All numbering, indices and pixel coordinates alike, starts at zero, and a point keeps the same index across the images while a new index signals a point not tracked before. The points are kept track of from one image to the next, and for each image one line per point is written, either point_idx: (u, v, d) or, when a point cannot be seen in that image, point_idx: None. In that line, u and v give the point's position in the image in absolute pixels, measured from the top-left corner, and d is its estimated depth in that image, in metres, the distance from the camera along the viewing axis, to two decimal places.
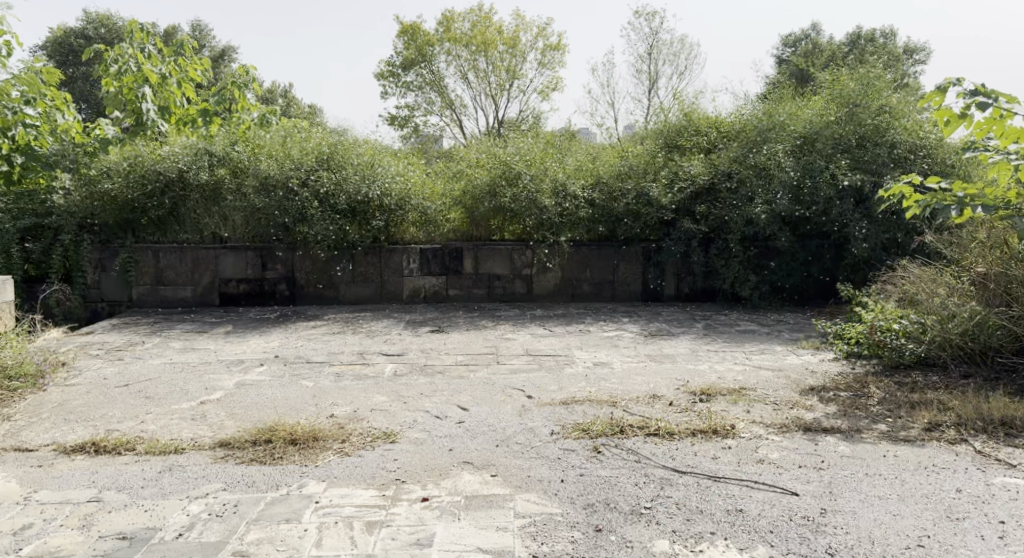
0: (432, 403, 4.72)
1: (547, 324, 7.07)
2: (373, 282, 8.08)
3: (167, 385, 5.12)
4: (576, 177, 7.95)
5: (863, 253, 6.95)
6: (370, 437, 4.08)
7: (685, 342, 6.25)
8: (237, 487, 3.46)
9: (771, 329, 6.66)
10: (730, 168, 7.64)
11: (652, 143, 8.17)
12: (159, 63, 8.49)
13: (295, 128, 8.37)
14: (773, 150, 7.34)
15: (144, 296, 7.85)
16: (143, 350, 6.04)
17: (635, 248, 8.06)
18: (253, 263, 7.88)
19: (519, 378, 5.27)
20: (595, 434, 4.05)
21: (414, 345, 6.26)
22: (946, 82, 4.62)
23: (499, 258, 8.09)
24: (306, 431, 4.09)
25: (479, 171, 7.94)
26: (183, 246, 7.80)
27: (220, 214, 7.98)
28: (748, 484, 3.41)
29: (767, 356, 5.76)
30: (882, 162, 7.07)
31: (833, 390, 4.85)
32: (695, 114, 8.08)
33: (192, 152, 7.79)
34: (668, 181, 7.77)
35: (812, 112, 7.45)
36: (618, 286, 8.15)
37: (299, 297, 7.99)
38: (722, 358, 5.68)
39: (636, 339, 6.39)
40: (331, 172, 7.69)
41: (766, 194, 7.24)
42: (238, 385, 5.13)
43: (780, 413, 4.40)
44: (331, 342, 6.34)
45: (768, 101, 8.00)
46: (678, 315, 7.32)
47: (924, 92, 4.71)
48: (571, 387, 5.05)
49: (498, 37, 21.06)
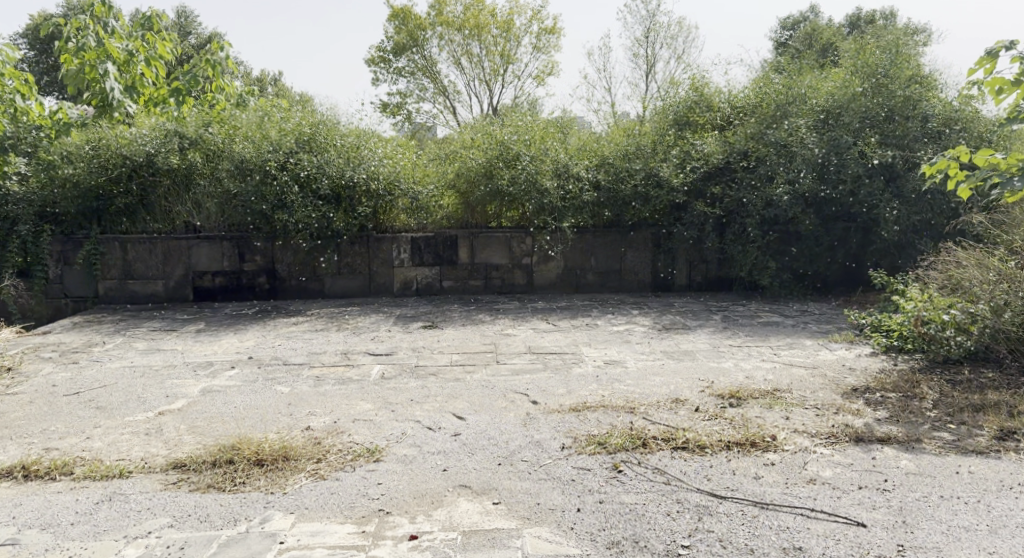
0: (424, 412, 4.12)
1: (551, 318, 6.48)
2: (361, 274, 7.46)
3: (123, 393, 4.50)
4: (579, 158, 7.37)
5: (894, 237, 6.38)
6: (350, 455, 3.49)
7: (704, 336, 5.66)
8: (187, 523, 2.87)
9: (796, 321, 6.09)
10: (746, 146, 7.01)
11: (660, 121, 7.56)
12: (125, 38, 7.70)
13: (274, 106, 7.68)
14: (793, 126, 6.78)
15: (111, 292, 7.23)
16: (102, 352, 5.41)
17: (643, 235, 7.48)
18: (229, 254, 7.26)
19: (522, 380, 4.68)
20: (613, 449, 3.47)
21: (404, 343, 5.66)
22: (997, 46, 4.03)
23: (497, 246, 7.49)
24: (275, 449, 3.49)
25: (475, 152, 7.32)
26: (153, 237, 7.16)
27: (193, 201, 7.33)
28: (803, 513, 2.84)
29: (797, 351, 5.18)
30: (914, 137, 6.47)
31: (878, 392, 4.28)
32: (706, 89, 7.48)
33: (161, 134, 7.18)
34: (679, 161, 7.20)
35: (835, 84, 6.85)
36: (625, 276, 7.58)
37: (281, 291, 7.39)
38: (748, 355, 5.10)
39: (650, 334, 5.80)
40: (313, 154, 7.09)
41: (788, 173, 6.64)
42: (204, 392, 4.53)
43: (824, 420, 3.83)
44: (313, 340, 5.73)
45: (786, 75, 7.39)
46: (692, 307, 6.75)
47: (971, 61, 4.10)
48: (581, 390, 4.46)
49: (492, 21, 20.33)
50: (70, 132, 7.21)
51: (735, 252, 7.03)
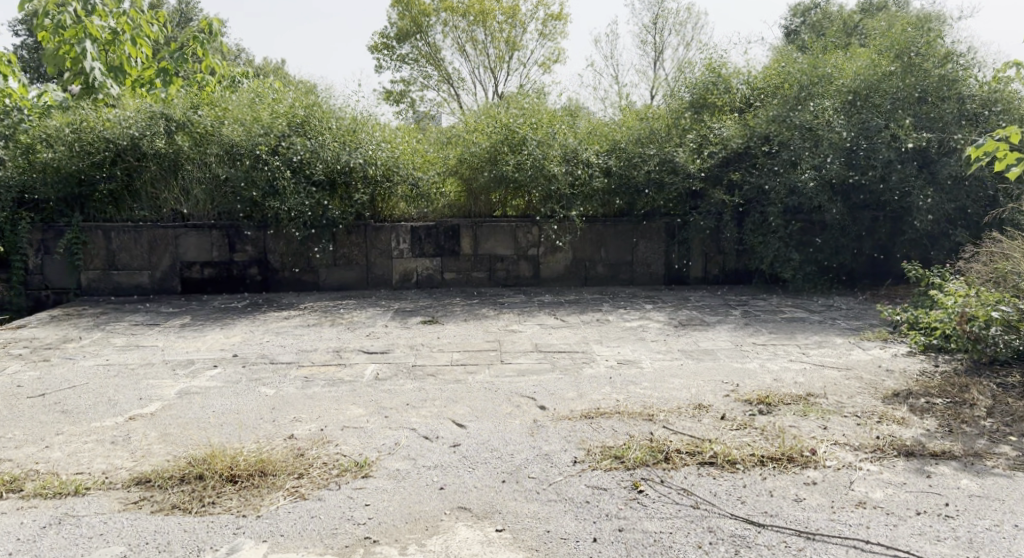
0: (420, 418, 3.73)
1: (559, 313, 6.07)
2: (358, 265, 7.07)
3: (92, 395, 4.11)
4: (588, 143, 6.95)
5: (927, 227, 5.95)
6: (336, 470, 3.10)
7: (725, 333, 5.25)
8: (144, 554, 2.49)
9: (823, 317, 5.68)
10: (767, 129, 6.56)
11: (675, 103, 7.13)
12: (108, 16, 7.29)
13: (266, 87, 7.26)
14: (819, 107, 6.37)
15: (94, 283, 6.84)
16: (76, 348, 5.03)
17: (656, 224, 7.06)
18: (218, 244, 6.88)
19: (529, 382, 4.29)
20: (631, 464, 3.08)
21: (401, 340, 5.26)
22: None
23: (501, 236, 7.08)
24: (251, 463, 3.10)
25: (478, 137, 6.89)
26: (138, 225, 6.77)
27: (182, 187, 6.93)
28: (855, 546, 2.44)
29: (828, 351, 4.77)
30: (950, 119, 6.02)
31: (923, 397, 3.87)
32: (724, 69, 7.04)
33: (146, 116, 6.78)
34: (695, 146, 6.78)
35: (863, 63, 6.40)
36: (637, 267, 7.17)
37: (273, 283, 7.01)
38: (774, 355, 4.69)
39: (666, 330, 5.39)
40: (307, 137, 6.69)
41: (813, 158, 6.20)
42: (181, 394, 4.14)
43: (867, 431, 3.42)
44: (305, 336, 5.35)
45: (810, 55, 6.95)
46: (710, 301, 6.33)
47: None
48: (593, 394, 4.06)
49: (497, 7, 19.83)
50: (51, 114, 6.80)
51: (755, 243, 6.60)
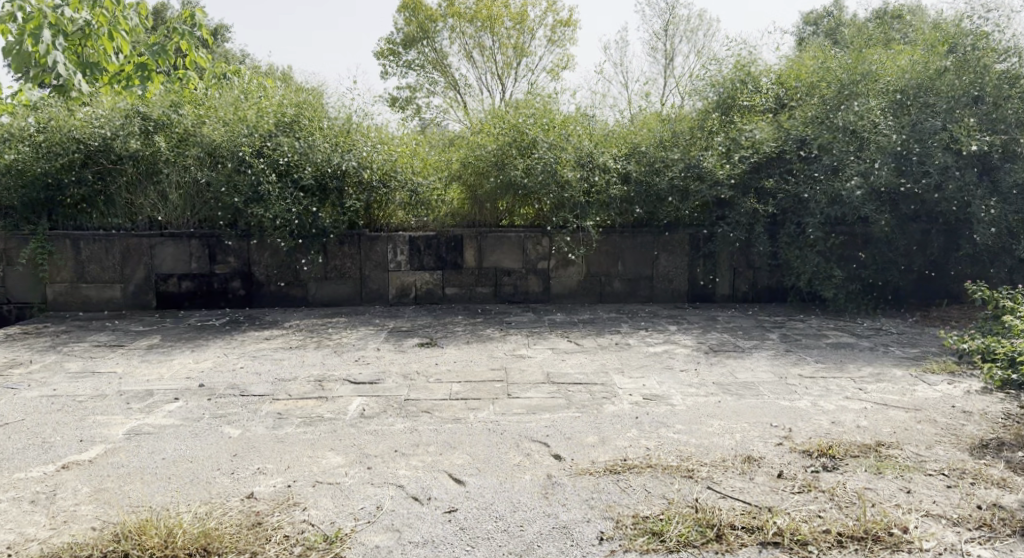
0: (410, 471, 3.07)
1: (572, 334, 5.41)
2: (351, 279, 6.45)
3: (24, 436, 3.47)
4: (605, 146, 6.30)
5: (988, 241, 5.29)
6: (299, 547, 2.46)
7: (764, 362, 4.58)
8: None
9: (873, 343, 5.01)
10: (804, 132, 5.92)
11: (700, 104, 6.49)
12: (82, 8, 6.70)
13: (254, 84, 6.64)
14: (863, 106, 5.67)
15: (61, 297, 6.23)
16: (22, 376, 4.37)
17: (679, 236, 6.42)
18: (198, 255, 6.27)
19: (541, 422, 3.63)
20: (673, 545, 2.44)
21: (394, 367, 4.61)
22: None
23: (508, 247, 6.46)
24: (192, 538, 2.46)
25: (484, 138, 6.26)
26: (109, 234, 6.18)
27: (158, 192, 6.33)
28: None
29: (888, 387, 4.10)
30: (1015, 120, 5.36)
31: (1019, 449, 3.20)
32: (754, 66, 6.41)
33: (121, 115, 6.19)
34: (724, 150, 6.15)
35: (912, 59, 5.76)
36: (657, 283, 6.53)
37: (258, 297, 6.39)
38: (826, 392, 4.03)
39: (695, 357, 4.72)
40: (295, 137, 6.07)
41: (858, 164, 5.57)
42: (129, 436, 3.50)
43: (964, 497, 2.76)
44: (284, 361, 4.70)
45: (849, 51, 6.29)
46: (741, 322, 5.68)
47: None
48: (618, 438, 3.40)
49: (505, 13, 19.25)
50: (16, 113, 6.21)
51: (790, 258, 5.94)
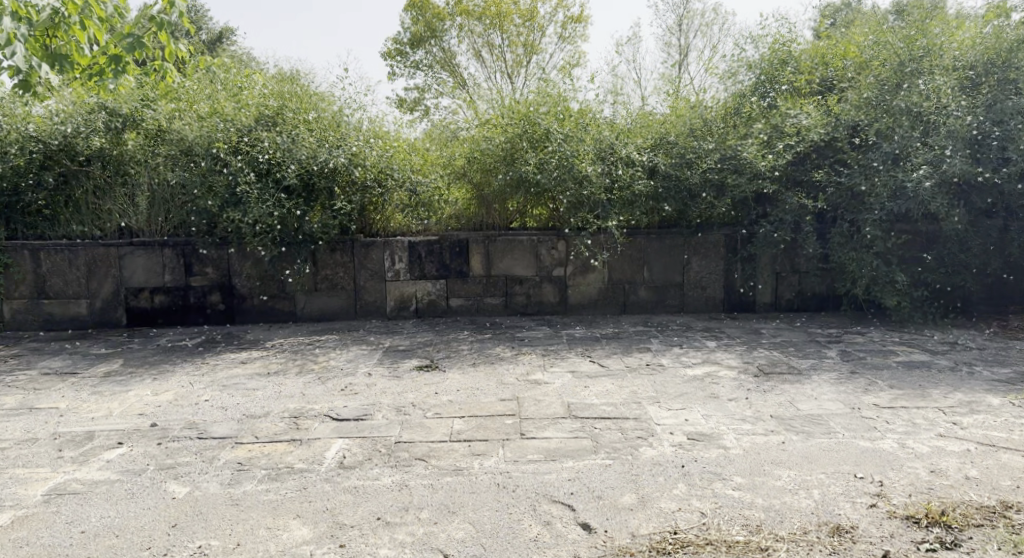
0: (393, 551, 2.35)
1: (595, 353, 4.67)
2: (344, 291, 5.76)
3: None
4: (628, 137, 5.56)
5: None
6: None
7: (828, 388, 3.82)
8: None
9: (952, 361, 4.24)
10: (857, 117, 5.16)
11: (736, 88, 5.73)
12: None
13: (235, 73, 5.92)
14: (929, 85, 4.89)
15: (20, 314, 5.60)
16: None
17: (713, 238, 5.69)
18: (172, 266, 5.61)
19: (562, 474, 2.89)
20: None
21: (387, 398, 3.88)
22: None
23: (520, 253, 5.74)
24: None
25: (491, 131, 5.53)
26: (73, 244, 5.53)
27: (129, 195, 5.75)
28: None
29: (988, 420, 3.33)
30: None
31: None
32: (797, 45, 5.67)
33: (85, 109, 5.53)
34: (766, 140, 5.39)
35: (980, 33, 5.04)
36: (689, 291, 5.79)
37: (240, 313, 5.73)
38: (915, 429, 3.26)
39: (744, 383, 3.97)
40: (276, 132, 5.36)
41: (926, 151, 4.79)
42: (49, 498, 2.80)
43: None
44: (258, 392, 3.99)
45: (905, 24, 5.52)
46: (791, 336, 4.91)
47: None
48: (662, 498, 2.66)
49: (515, 10, 18.55)
50: None
51: (844, 261, 5.16)
